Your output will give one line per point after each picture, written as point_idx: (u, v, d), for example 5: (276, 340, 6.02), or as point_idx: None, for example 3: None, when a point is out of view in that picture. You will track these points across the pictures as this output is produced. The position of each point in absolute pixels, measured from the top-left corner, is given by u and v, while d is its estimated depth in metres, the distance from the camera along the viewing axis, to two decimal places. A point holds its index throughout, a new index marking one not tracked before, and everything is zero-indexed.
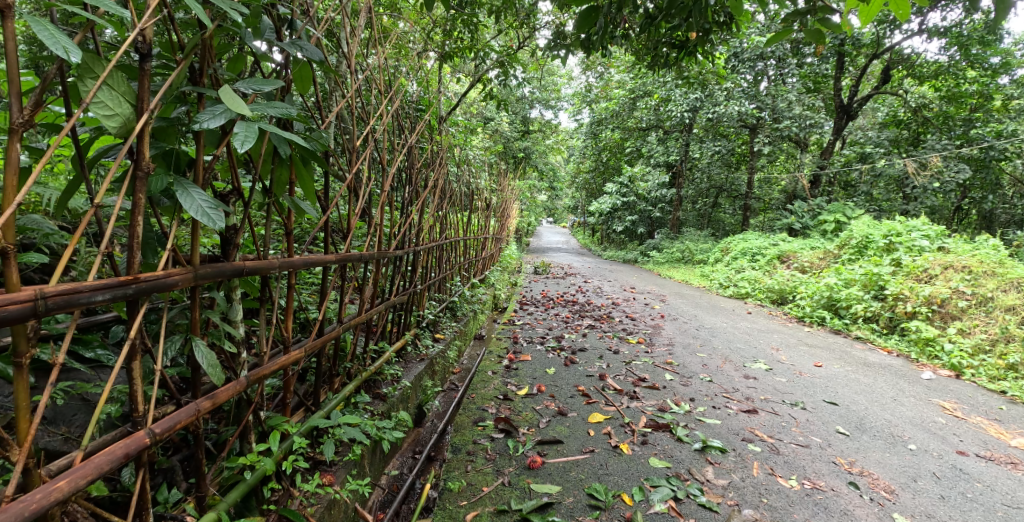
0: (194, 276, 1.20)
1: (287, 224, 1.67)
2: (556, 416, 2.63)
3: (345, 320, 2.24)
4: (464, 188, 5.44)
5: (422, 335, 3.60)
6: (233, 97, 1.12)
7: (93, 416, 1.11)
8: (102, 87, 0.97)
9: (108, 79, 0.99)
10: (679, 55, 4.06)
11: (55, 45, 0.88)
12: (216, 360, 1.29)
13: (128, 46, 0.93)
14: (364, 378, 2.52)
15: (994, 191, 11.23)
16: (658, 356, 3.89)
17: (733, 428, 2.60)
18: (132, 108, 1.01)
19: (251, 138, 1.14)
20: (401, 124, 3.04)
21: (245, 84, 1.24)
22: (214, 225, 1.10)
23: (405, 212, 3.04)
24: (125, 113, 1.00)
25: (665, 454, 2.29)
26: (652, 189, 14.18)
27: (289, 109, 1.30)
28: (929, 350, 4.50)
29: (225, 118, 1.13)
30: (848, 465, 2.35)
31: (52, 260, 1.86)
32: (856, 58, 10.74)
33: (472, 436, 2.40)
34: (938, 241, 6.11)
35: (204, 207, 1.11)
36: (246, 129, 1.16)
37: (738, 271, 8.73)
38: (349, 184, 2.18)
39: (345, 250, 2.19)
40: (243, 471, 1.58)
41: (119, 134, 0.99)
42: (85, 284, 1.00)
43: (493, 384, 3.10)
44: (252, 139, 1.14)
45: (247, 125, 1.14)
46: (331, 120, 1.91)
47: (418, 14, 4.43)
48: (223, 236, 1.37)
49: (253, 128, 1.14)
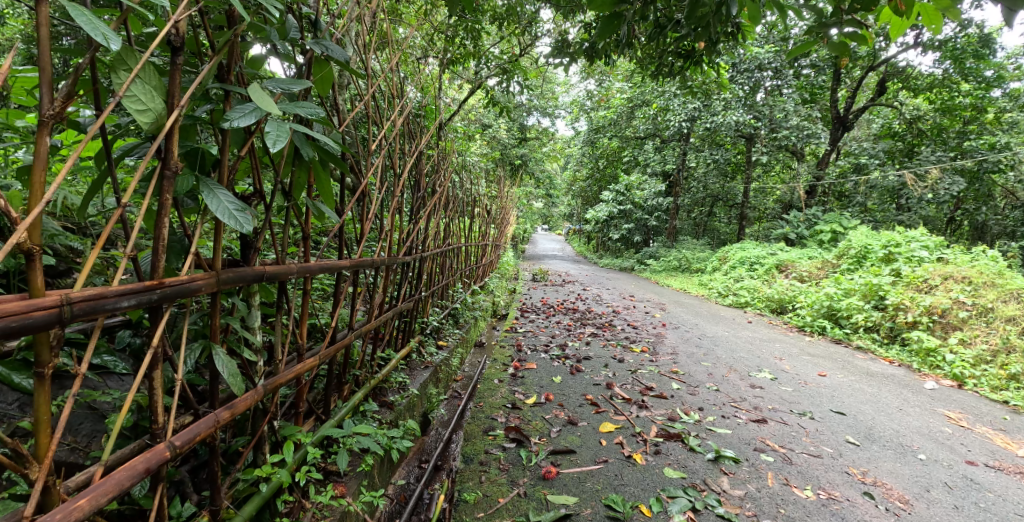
0: (217, 281, 1.18)
1: (305, 227, 1.64)
2: (567, 425, 2.60)
3: (356, 327, 2.22)
4: (466, 195, 5.45)
5: (426, 343, 3.58)
6: (264, 97, 1.10)
7: (113, 429, 1.07)
8: (135, 81, 0.94)
9: (141, 73, 0.96)
10: (685, 65, 4.10)
11: (94, 32, 0.86)
12: (237, 370, 1.25)
13: (164, 36, 0.91)
14: (372, 386, 2.49)
15: (987, 203, 11.35)
16: (663, 365, 3.88)
17: (744, 437, 2.59)
18: (163, 104, 0.99)
19: (283, 138, 1.11)
20: (411, 131, 3.04)
21: (274, 83, 1.21)
22: (242, 228, 1.06)
23: (413, 218, 3.03)
24: (158, 108, 0.97)
25: (679, 463, 2.26)
26: (649, 197, 13.94)
27: (315, 109, 1.27)
28: (930, 360, 4.51)
29: (256, 117, 1.10)
30: (861, 475, 2.33)
31: (58, 262, 1.82)
32: (851, 71, 10.87)
33: (483, 446, 2.37)
34: (937, 251, 6.15)
35: (231, 209, 1.09)
36: (278, 129, 1.13)
37: (736, 280, 8.76)
38: (362, 189, 2.17)
39: (357, 256, 2.16)
40: (257, 483, 1.55)
41: (149, 129, 0.96)
42: (111, 290, 0.97)
43: (501, 392, 3.07)
44: (283, 139, 1.11)
45: (278, 124, 1.11)
46: (348, 123, 1.89)
47: (423, 21, 4.46)
48: (245, 239, 1.34)
49: (284, 128, 1.11)
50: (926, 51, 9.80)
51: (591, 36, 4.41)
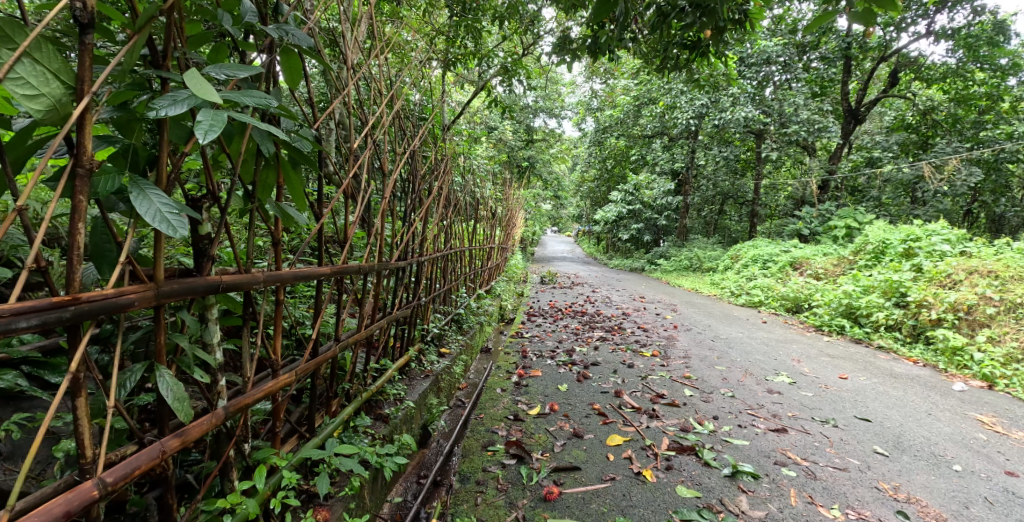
0: (156, 294, 1.05)
1: (278, 232, 1.52)
2: (571, 439, 2.44)
3: (343, 337, 2.08)
4: (470, 197, 5.33)
5: (426, 351, 3.44)
6: (203, 83, 0.96)
7: (29, 466, 0.94)
8: (23, 61, 0.82)
9: (36, 52, 0.84)
10: (691, 57, 3.98)
11: None
12: (184, 393, 1.11)
13: (53, 9, 0.78)
14: (364, 399, 2.36)
15: (1006, 194, 10.99)
16: (675, 370, 3.70)
17: (763, 449, 2.41)
18: (64, 89, 0.86)
19: (219, 128, 0.95)
20: (403, 130, 2.91)
21: (218, 69, 1.07)
22: (171, 235, 0.93)
23: (407, 221, 2.90)
24: (55, 94, 0.85)
25: (693, 481, 2.09)
26: (658, 196, 13.73)
27: (267, 98, 1.13)
28: (957, 359, 4.28)
29: (187, 105, 0.95)
30: (893, 491, 2.15)
31: (21, 273, 1.71)
32: (862, 63, 10.64)
33: (481, 463, 2.21)
34: (960, 245, 5.90)
35: (163, 212, 0.95)
36: (215, 118, 0.98)
37: (749, 279, 8.54)
38: (346, 190, 2.04)
39: (342, 263, 2.03)
40: (224, 514, 1.42)
41: (48, 119, 0.84)
42: (4, 307, 0.83)
43: (502, 402, 2.92)
44: (219, 127, 0.96)
45: (213, 112, 0.96)
46: (325, 120, 1.76)
47: (420, 21, 4.36)
48: (197, 244, 1.20)
49: (220, 116, 0.96)
50: (939, 40, 9.59)
51: (592, 32, 4.29)
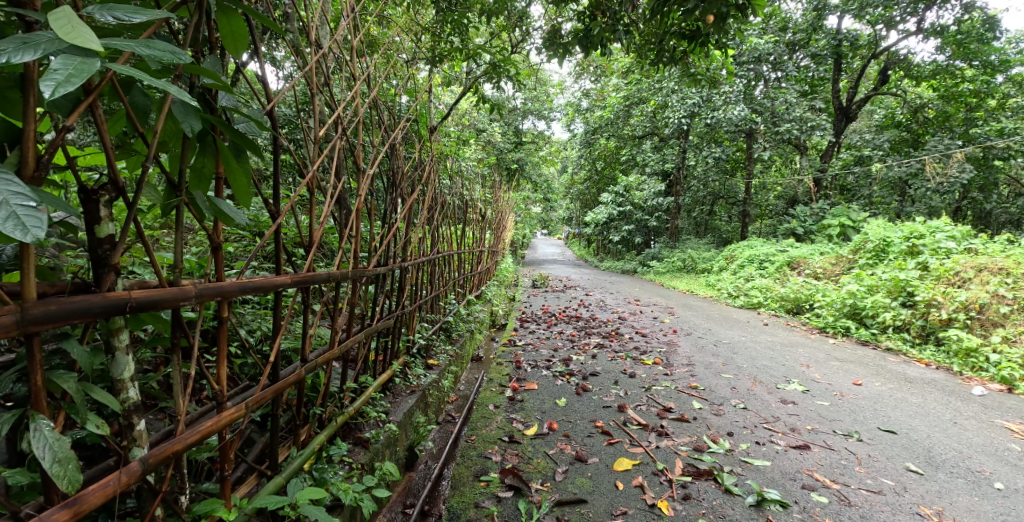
0: (20, 321, 0.84)
1: (218, 234, 1.27)
2: (574, 464, 2.18)
3: (310, 358, 1.80)
4: (459, 199, 5.07)
5: (412, 364, 3.16)
6: (74, 27, 0.73)
7: None
8: None
9: None
10: (690, 47, 3.82)
11: None
12: (71, 452, 0.89)
13: None
14: (339, 424, 2.09)
15: (995, 191, 10.94)
16: (679, 379, 3.45)
17: (787, 470, 2.17)
18: None
19: (85, 78, 0.71)
20: (384, 124, 2.65)
21: (108, 10, 0.83)
22: (16, 236, 0.67)
23: (387, 223, 2.63)
24: None
25: (715, 513, 1.84)
26: (649, 198, 13.55)
27: (176, 53, 0.90)
28: (972, 361, 4.09)
29: (42, 49, 0.71)
30: (937, 517, 1.92)
31: None
32: (853, 60, 10.58)
33: (473, 497, 1.94)
34: (965, 242, 5.71)
35: (15, 208, 0.70)
36: (84, 69, 0.74)
37: (746, 280, 8.33)
38: (310, 189, 1.76)
39: (308, 271, 1.75)
40: None
41: None
42: None
43: (496, 421, 2.63)
44: (84, 79, 0.71)
45: (78, 61, 0.72)
46: (278, 101, 1.47)
47: (401, 12, 4.11)
48: (95, 250, 0.98)
49: (89, 66, 0.72)
50: (928, 37, 9.59)
51: (585, 23, 4.06)
